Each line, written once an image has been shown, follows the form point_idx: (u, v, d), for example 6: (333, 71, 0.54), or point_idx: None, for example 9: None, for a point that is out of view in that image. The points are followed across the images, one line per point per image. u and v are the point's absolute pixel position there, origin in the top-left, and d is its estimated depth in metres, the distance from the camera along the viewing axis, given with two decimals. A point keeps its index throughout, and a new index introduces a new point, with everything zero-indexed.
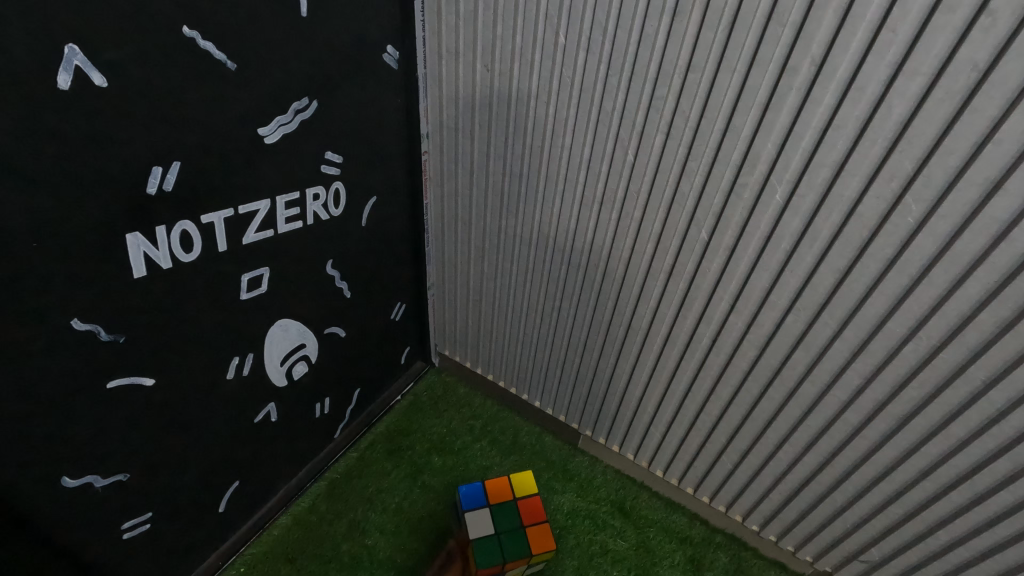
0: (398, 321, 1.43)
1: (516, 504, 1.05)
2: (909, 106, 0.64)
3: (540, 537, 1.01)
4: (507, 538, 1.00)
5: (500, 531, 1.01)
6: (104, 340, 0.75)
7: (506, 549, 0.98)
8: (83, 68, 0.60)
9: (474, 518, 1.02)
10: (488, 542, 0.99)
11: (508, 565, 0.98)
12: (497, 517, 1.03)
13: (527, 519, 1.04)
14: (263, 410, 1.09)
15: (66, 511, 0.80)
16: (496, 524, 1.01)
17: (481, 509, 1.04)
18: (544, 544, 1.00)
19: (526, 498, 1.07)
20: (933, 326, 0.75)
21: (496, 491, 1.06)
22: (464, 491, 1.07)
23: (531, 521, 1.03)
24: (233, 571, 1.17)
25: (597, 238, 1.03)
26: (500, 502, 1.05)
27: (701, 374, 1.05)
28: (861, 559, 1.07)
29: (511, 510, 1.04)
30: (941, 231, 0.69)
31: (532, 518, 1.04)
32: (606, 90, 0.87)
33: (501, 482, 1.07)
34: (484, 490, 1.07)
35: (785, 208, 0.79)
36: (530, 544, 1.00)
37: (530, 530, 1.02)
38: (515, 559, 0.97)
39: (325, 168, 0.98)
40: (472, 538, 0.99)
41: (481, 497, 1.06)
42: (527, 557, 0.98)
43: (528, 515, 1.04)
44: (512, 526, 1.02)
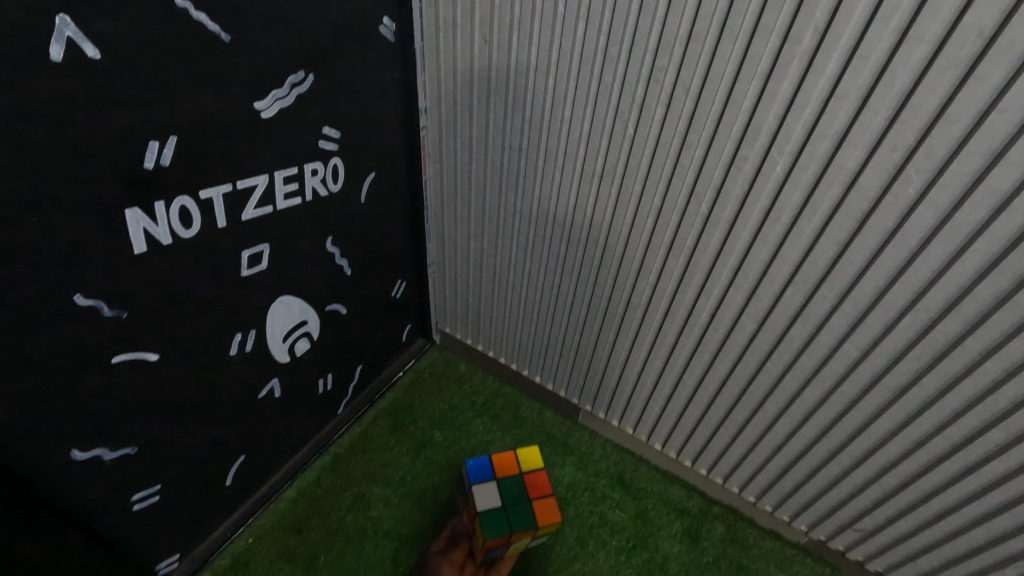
0: (398, 298, 1.43)
1: (523, 479, 1.02)
2: (913, 75, 0.63)
3: (546, 510, 0.99)
4: (514, 511, 0.96)
5: (507, 504, 0.97)
6: (108, 315, 0.75)
7: (513, 521, 0.95)
8: (75, 39, 0.60)
9: (481, 491, 0.99)
10: (495, 515, 0.95)
11: (515, 538, 0.94)
12: (504, 490, 0.99)
13: (533, 492, 1.01)
14: (267, 385, 1.11)
15: (77, 483, 0.81)
16: (502, 497, 0.98)
17: (488, 483, 1.00)
18: (550, 517, 0.98)
19: (532, 472, 1.04)
20: (930, 298, 0.76)
21: (503, 465, 1.03)
22: (470, 464, 1.03)
23: (537, 495, 1.01)
24: (242, 542, 1.20)
25: (597, 214, 1.03)
26: (507, 476, 1.02)
27: (700, 349, 1.06)
28: (855, 527, 1.09)
29: (517, 484, 1.01)
30: (941, 202, 0.69)
31: (538, 492, 1.01)
32: (606, 62, 0.86)
33: (508, 457, 1.04)
34: (490, 464, 1.04)
35: (785, 181, 0.79)
36: (536, 517, 0.97)
37: (536, 504, 1.00)
38: (522, 531, 0.94)
39: (323, 144, 0.98)
40: (479, 511, 0.95)
41: (488, 471, 1.02)
42: (533, 530, 0.96)
43: (534, 489, 1.01)
44: (519, 499, 0.99)
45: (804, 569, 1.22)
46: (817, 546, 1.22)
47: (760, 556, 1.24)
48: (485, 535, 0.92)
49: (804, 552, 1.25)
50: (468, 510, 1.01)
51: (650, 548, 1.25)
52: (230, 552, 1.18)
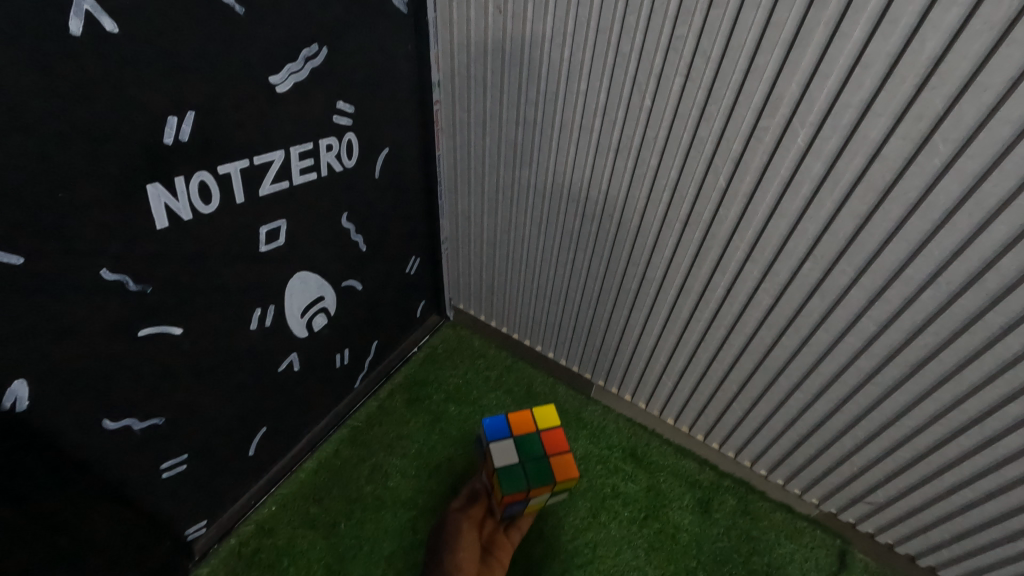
0: (413, 274, 1.44)
1: (539, 436, 1.04)
2: (944, 39, 0.61)
3: (564, 465, 1.01)
4: (531, 467, 0.99)
5: (524, 461, 1.00)
6: (133, 290, 0.77)
7: (530, 477, 0.97)
8: (94, 13, 0.60)
9: (498, 448, 1.01)
10: (513, 471, 0.97)
11: (532, 492, 0.97)
12: (521, 447, 1.01)
13: (550, 449, 1.03)
14: (286, 359, 1.13)
15: (109, 452, 0.85)
16: (519, 455, 1.00)
17: (505, 441, 1.02)
18: (568, 472, 1.00)
19: (549, 430, 1.06)
20: (952, 272, 0.74)
21: (520, 424, 1.05)
22: (487, 423, 1.05)
23: (555, 451, 1.03)
24: (266, 510, 1.24)
25: (612, 188, 1.02)
26: (524, 434, 1.04)
27: (715, 323, 1.06)
28: (867, 500, 1.11)
29: (534, 441, 1.03)
30: (968, 173, 0.67)
31: (555, 448, 1.04)
32: (624, 31, 0.84)
33: (524, 415, 1.06)
34: (507, 422, 1.06)
35: (806, 153, 0.77)
36: (554, 472, 0.99)
37: (554, 460, 1.02)
38: (539, 487, 0.96)
39: (337, 118, 0.98)
40: (497, 467, 0.97)
41: (505, 429, 1.05)
42: (551, 485, 0.98)
43: (551, 446, 1.03)
44: (536, 455, 1.01)
45: (815, 541, 1.24)
46: (828, 519, 1.24)
47: (771, 527, 1.26)
48: (504, 490, 0.95)
49: (815, 525, 1.26)
50: (487, 468, 1.03)
51: (662, 519, 1.27)
52: (254, 519, 1.22)
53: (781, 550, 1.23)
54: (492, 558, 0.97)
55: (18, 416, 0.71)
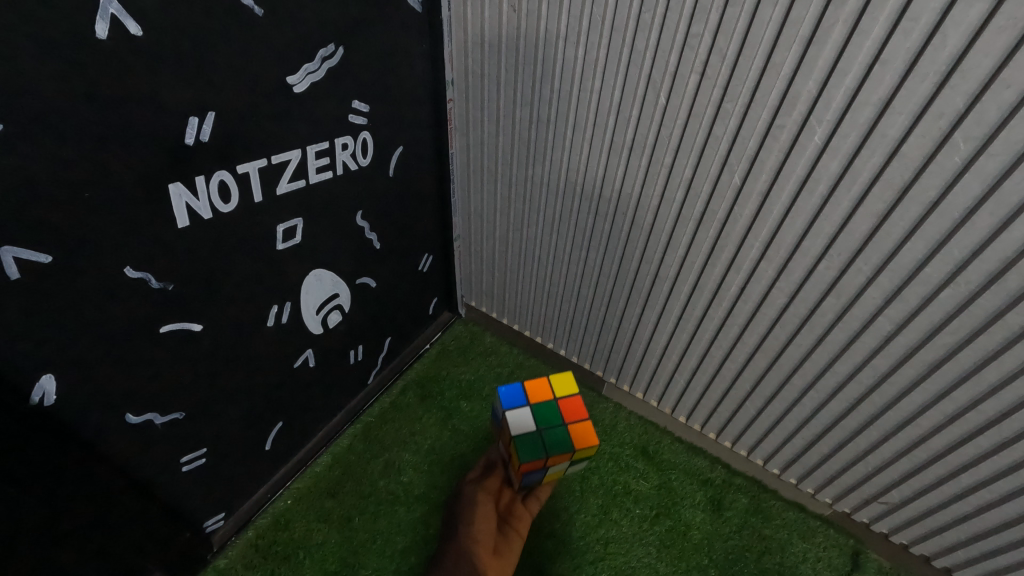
0: (425, 272, 1.46)
1: (557, 404, 0.98)
2: (965, 36, 0.61)
3: (583, 433, 0.96)
4: (550, 435, 0.92)
5: (542, 429, 0.93)
6: (155, 287, 0.79)
7: (549, 445, 0.90)
8: (119, 17, 0.61)
9: (515, 416, 0.93)
10: (530, 439, 0.90)
11: (552, 462, 0.90)
12: (539, 415, 0.95)
13: (569, 417, 0.97)
14: (302, 355, 1.15)
15: (132, 445, 0.87)
16: (537, 422, 0.93)
17: (522, 409, 0.95)
18: (588, 440, 0.95)
19: (567, 398, 1.00)
20: (971, 271, 0.74)
21: (536, 391, 0.98)
22: (503, 392, 0.98)
23: (573, 420, 0.97)
24: (281, 503, 1.26)
25: (626, 185, 1.02)
26: (541, 402, 0.97)
27: (728, 322, 1.06)
28: (881, 500, 1.10)
29: (552, 409, 0.97)
30: (989, 172, 0.66)
31: (573, 416, 0.98)
32: (639, 29, 0.84)
33: (541, 383, 0.99)
34: (523, 390, 0.99)
35: (823, 150, 0.77)
36: (574, 440, 0.93)
37: (573, 428, 0.96)
38: (559, 454, 0.89)
39: (353, 118, 0.99)
40: (513, 436, 0.90)
41: (521, 397, 0.97)
42: (571, 453, 0.92)
43: (569, 414, 0.97)
44: (555, 423, 0.94)
45: (828, 541, 1.24)
46: (842, 519, 1.23)
47: (783, 526, 1.26)
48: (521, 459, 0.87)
49: (828, 524, 1.26)
50: (503, 438, 0.96)
51: (673, 517, 1.27)
52: (271, 513, 1.24)
53: (794, 549, 1.23)
54: (510, 531, 0.93)
55: (45, 410, 0.72)
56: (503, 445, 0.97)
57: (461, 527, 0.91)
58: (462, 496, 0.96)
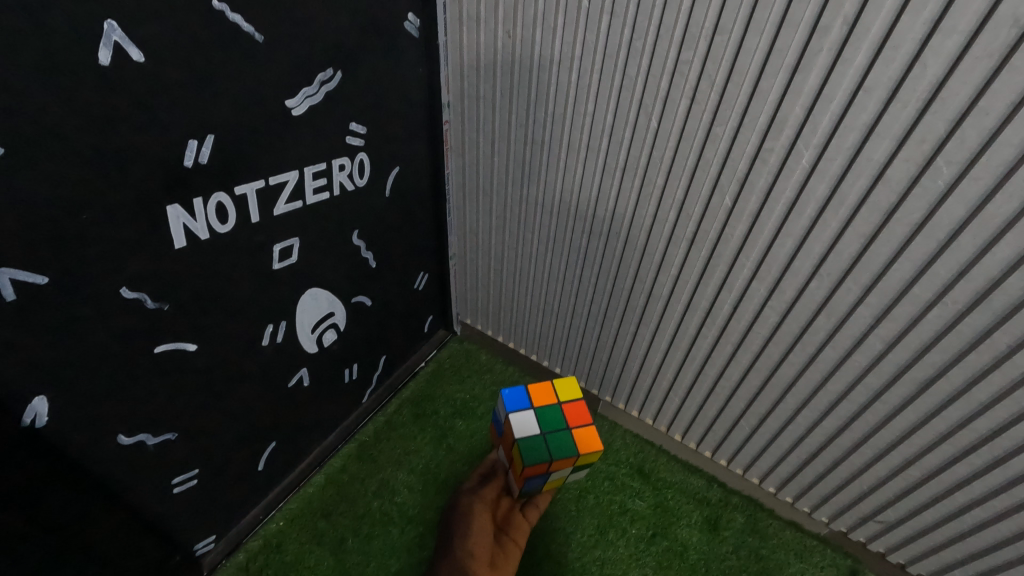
0: (421, 290, 1.46)
1: (561, 408, 0.97)
2: (944, 65, 0.63)
3: (587, 438, 0.95)
4: (553, 439, 0.92)
5: (546, 433, 0.92)
6: (150, 307, 0.79)
7: (553, 449, 0.90)
8: (122, 44, 0.62)
9: (518, 420, 0.93)
10: (534, 443, 0.90)
11: (555, 466, 0.90)
12: (543, 419, 0.94)
13: (572, 422, 0.96)
14: (296, 374, 1.14)
15: (123, 467, 0.86)
16: (541, 426, 0.93)
17: (526, 413, 0.95)
18: (591, 445, 0.94)
19: (570, 403, 0.99)
20: (958, 291, 0.75)
21: (541, 394, 0.97)
22: (506, 395, 0.97)
23: (577, 424, 0.96)
24: (273, 525, 1.24)
25: (619, 206, 1.03)
26: (545, 405, 0.96)
27: (722, 341, 1.07)
28: (877, 520, 1.10)
29: (556, 413, 0.96)
30: (972, 195, 0.68)
31: (576, 421, 0.97)
32: (630, 56, 0.86)
33: (546, 386, 0.98)
34: (527, 393, 0.97)
35: (811, 173, 0.78)
36: (577, 445, 0.93)
37: (576, 432, 0.95)
38: (563, 459, 0.90)
39: (350, 139, 1.00)
40: (518, 440, 0.90)
41: (525, 400, 0.96)
42: (574, 458, 0.92)
43: (573, 418, 0.97)
44: (559, 427, 0.94)
45: (825, 560, 1.23)
46: (838, 538, 1.23)
47: (780, 546, 1.25)
48: (525, 462, 0.88)
49: (825, 544, 1.25)
50: (506, 442, 0.95)
51: (670, 537, 1.27)
52: (262, 535, 1.22)
53: (791, 570, 1.22)
54: (507, 540, 0.94)
55: (36, 432, 0.72)
56: (506, 449, 0.96)
57: (459, 535, 0.91)
58: (461, 504, 0.96)
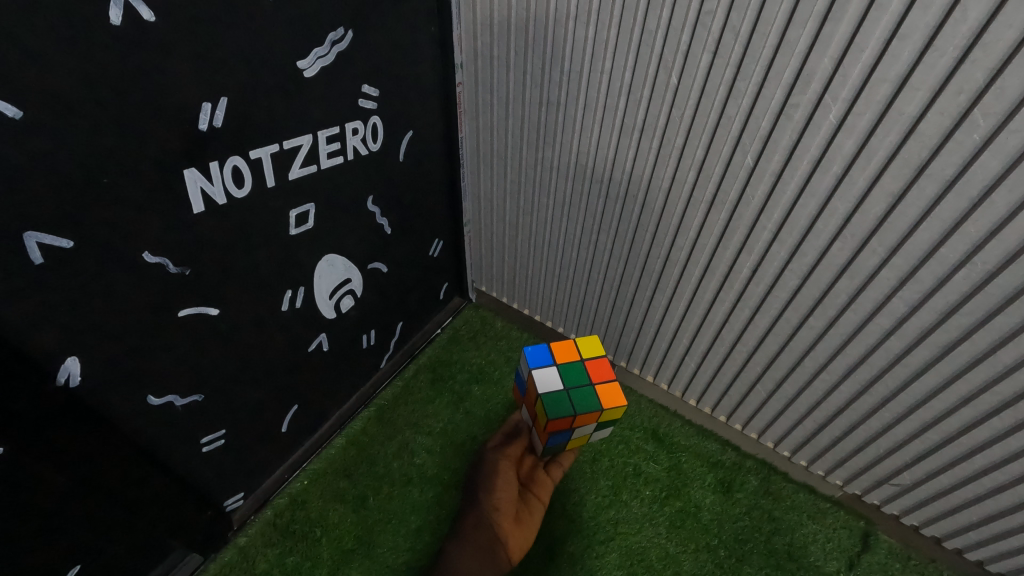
0: (436, 257, 1.46)
1: (584, 365, 0.99)
2: (987, 8, 0.59)
3: (610, 394, 0.96)
4: (576, 394, 0.94)
5: (569, 388, 0.94)
6: (172, 272, 0.80)
7: (576, 403, 0.92)
8: (132, 3, 0.61)
9: (542, 374, 0.95)
10: (557, 397, 0.92)
11: (578, 420, 0.92)
12: (566, 375, 0.96)
13: (595, 378, 0.98)
14: (316, 339, 1.17)
15: (154, 426, 0.89)
16: (564, 381, 0.95)
17: (549, 369, 0.97)
18: (615, 400, 0.95)
19: (593, 360, 1.01)
20: (989, 251, 0.73)
21: (563, 352, 1.00)
22: (529, 352, 0.99)
23: (600, 380, 0.98)
24: (298, 483, 1.29)
25: (637, 168, 1.01)
26: (567, 362, 0.99)
27: (740, 305, 1.06)
28: (892, 482, 1.10)
29: (578, 369, 0.98)
30: (1010, 148, 0.65)
31: (600, 377, 0.99)
32: (649, 8, 0.82)
33: (567, 344, 1.01)
34: (550, 351, 1.00)
35: (839, 129, 0.75)
36: (600, 399, 0.95)
37: (599, 388, 0.97)
38: (586, 413, 0.92)
39: (363, 102, 0.99)
40: (541, 393, 0.92)
41: (548, 357, 0.99)
42: (598, 411, 0.93)
43: (596, 374, 0.99)
44: (581, 382, 0.96)
45: (838, 522, 1.24)
46: (852, 500, 1.24)
47: (793, 508, 1.27)
48: (549, 415, 0.89)
49: (838, 506, 1.26)
50: (529, 397, 0.98)
51: (684, 498, 1.29)
52: (288, 493, 1.27)
53: (804, 530, 1.24)
54: (531, 497, 0.96)
55: (71, 391, 0.75)
56: (529, 406, 0.99)
57: (485, 492, 0.93)
58: (486, 461, 0.99)
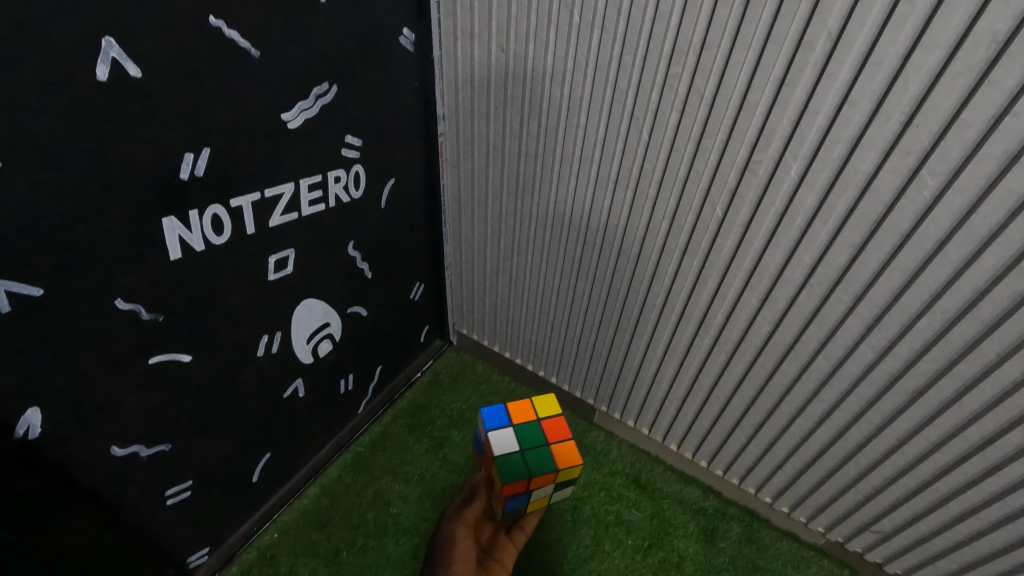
0: (417, 300, 1.47)
1: (540, 425, 0.99)
2: (926, 79, 0.64)
3: (566, 454, 0.95)
4: (532, 455, 0.92)
5: (524, 449, 0.93)
6: (145, 319, 0.79)
7: (532, 465, 0.91)
8: (119, 60, 0.63)
9: (497, 437, 0.94)
10: (512, 459, 0.91)
11: (535, 482, 0.90)
12: (521, 435, 0.95)
13: (551, 437, 0.97)
14: (292, 385, 1.15)
15: (116, 478, 0.86)
16: (520, 442, 0.94)
17: (504, 430, 0.96)
18: (571, 459, 0.94)
19: (550, 419, 1.00)
20: (947, 301, 0.76)
21: (519, 412, 0.99)
22: (486, 414, 0.98)
23: (556, 439, 0.97)
24: (268, 537, 1.24)
25: (612, 217, 1.05)
26: (523, 422, 0.98)
27: (716, 350, 1.07)
28: (873, 529, 1.10)
29: (535, 430, 0.97)
30: (958, 204, 0.69)
31: (556, 437, 0.98)
32: (620, 69, 0.87)
33: (523, 404, 1.01)
34: (506, 412, 0.99)
35: (800, 184, 0.79)
36: (556, 459, 0.93)
37: (555, 447, 0.96)
38: (542, 475, 0.90)
39: (346, 152, 1.01)
40: (496, 457, 0.91)
41: (503, 418, 0.98)
42: (554, 472, 0.91)
43: (552, 433, 0.98)
44: (537, 442, 0.95)
45: (822, 571, 1.22)
46: (835, 548, 1.23)
47: (777, 556, 1.25)
48: (503, 480, 0.88)
49: (821, 554, 1.25)
50: (485, 461, 0.96)
51: (666, 548, 1.26)
52: (256, 547, 1.22)
53: None
54: (495, 563, 0.92)
55: (30, 444, 0.72)
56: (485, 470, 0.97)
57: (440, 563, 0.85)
58: (444, 531, 0.90)
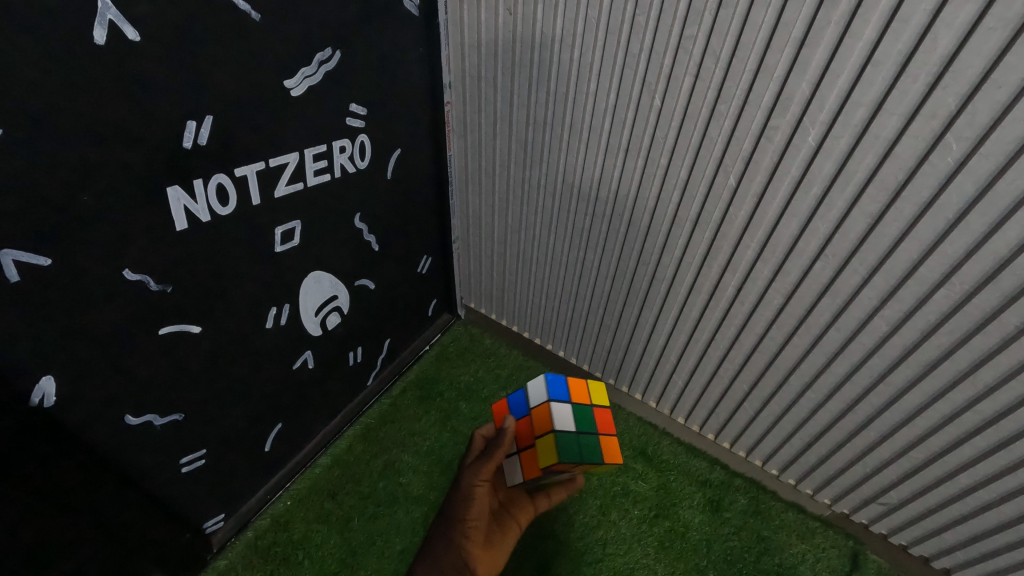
0: (424, 273, 1.46)
1: (592, 412, 0.99)
2: (956, 37, 0.61)
3: (611, 449, 0.96)
4: (585, 440, 0.93)
5: (578, 432, 0.93)
6: (154, 290, 0.79)
7: (584, 450, 0.91)
8: (117, 22, 0.62)
9: (557, 408, 0.93)
10: (567, 438, 0.91)
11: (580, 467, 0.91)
12: (577, 416, 0.95)
13: (600, 428, 0.98)
14: (301, 357, 1.15)
15: (132, 446, 0.87)
16: (576, 423, 0.94)
17: (564, 404, 0.95)
18: (615, 457, 0.96)
19: (600, 408, 1.01)
20: (966, 272, 0.74)
21: (577, 392, 0.99)
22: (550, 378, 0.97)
23: (604, 432, 0.98)
24: (281, 504, 1.26)
25: (622, 187, 1.03)
26: (579, 404, 0.98)
27: (726, 322, 1.06)
28: (879, 501, 1.10)
29: (587, 414, 0.98)
30: (983, 171, 0.66)
31: (604, 428, 0.99)
32: (633, 31, 0.84)
33: (583, 385, 1.01)
34: (566, 386, 0.99)
35: (817, 151, 0.77)
36: (604, 452, 0.94)
37: (603, 439, 0.97)
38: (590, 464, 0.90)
39: (350, 121, 0.99)
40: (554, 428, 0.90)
41: (563, 391, 0.98)
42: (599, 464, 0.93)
43: (602, 425, 0.99)
44: (590, 430, 0.96)
45: (827, 541, 1.23)
46: (840, 519, 1.23)
47: (782, 527, 1.26)
48: (561, 457, 0.87)
49: (827, 525, 1.25)
50: (535, 424, 0.95)
51: (672, 518, 1.28)
52: (270, 513, 1.25)
53: (793, 550, 1.23)
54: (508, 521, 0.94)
55: (46, 412, 0.73)
56: (528, 434, 0.96)
57: (456, 518, 0.88)
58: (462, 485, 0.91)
